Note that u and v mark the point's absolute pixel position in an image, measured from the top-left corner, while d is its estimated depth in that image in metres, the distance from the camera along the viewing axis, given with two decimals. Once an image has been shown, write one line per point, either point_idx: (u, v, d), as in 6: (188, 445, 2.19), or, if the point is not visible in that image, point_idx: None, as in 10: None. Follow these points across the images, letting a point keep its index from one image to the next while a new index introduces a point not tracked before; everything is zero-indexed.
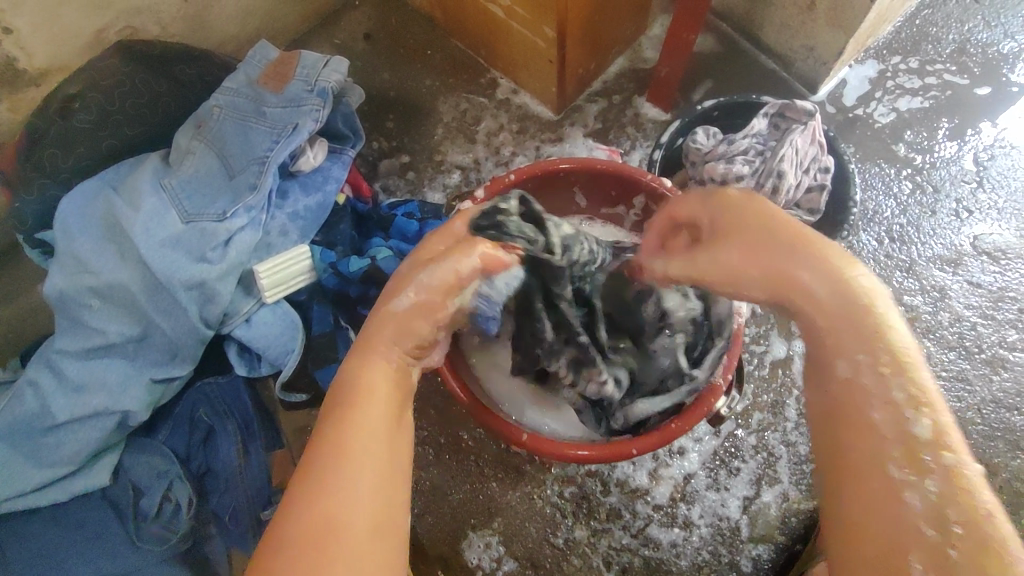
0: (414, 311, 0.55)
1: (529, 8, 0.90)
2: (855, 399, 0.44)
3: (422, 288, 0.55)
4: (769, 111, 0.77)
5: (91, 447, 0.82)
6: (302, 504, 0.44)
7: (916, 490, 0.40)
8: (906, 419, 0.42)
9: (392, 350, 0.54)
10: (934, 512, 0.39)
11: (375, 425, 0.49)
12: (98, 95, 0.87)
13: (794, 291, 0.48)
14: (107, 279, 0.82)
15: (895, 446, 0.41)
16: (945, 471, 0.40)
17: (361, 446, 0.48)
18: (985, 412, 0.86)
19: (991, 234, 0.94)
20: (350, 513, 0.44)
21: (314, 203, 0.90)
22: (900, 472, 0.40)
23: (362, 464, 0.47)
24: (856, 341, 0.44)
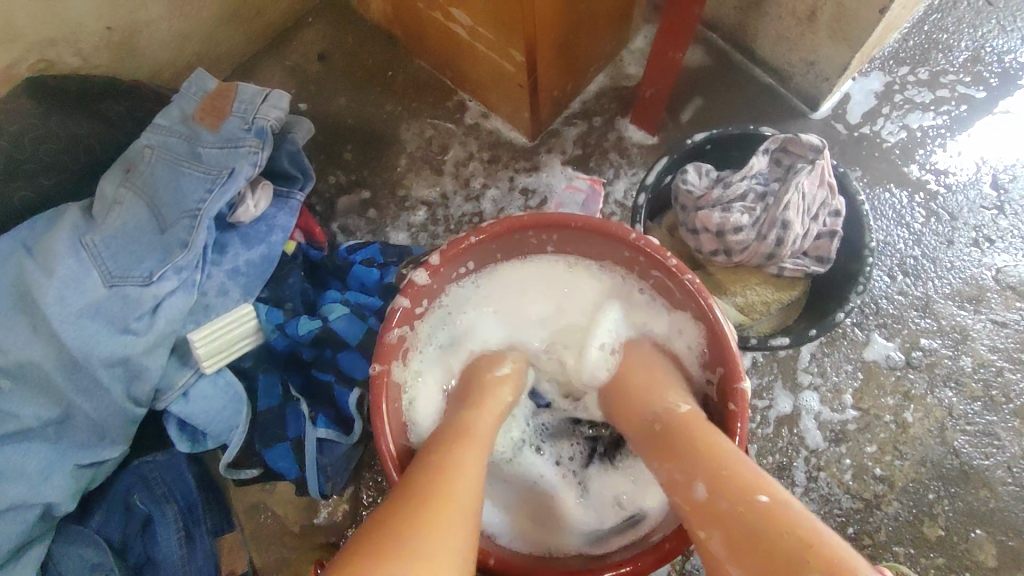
0: (490, 381, 0.63)
1: (493, 30, 0.80)
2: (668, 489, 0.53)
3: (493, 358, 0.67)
4: (770, 147, 0.67)
5: (8, 546, 0.71)
6: (410, 490, 0.49)
7: (714, 541, 0.48)
8: (688, 487, 0.51)
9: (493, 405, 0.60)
10: (731, 549, 0.46)
11: (480, 450, 0.54)
12: (5, 142, 0.76)
13: (622, 419, 0.62)
14: (17, 356, 0.71)
15: (689, 512, 0.50)
16: (731, 515, 0.47)
17: (467, 462, 0.52)
18: (1017, 471, 0.77)
19: (1015, 266, 0.85)
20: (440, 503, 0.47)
21: (257, 257, 0.80)
22: (701, 534, 0.49)
23: (465, 472, 0.51)
24: (654, 455, 0.56)
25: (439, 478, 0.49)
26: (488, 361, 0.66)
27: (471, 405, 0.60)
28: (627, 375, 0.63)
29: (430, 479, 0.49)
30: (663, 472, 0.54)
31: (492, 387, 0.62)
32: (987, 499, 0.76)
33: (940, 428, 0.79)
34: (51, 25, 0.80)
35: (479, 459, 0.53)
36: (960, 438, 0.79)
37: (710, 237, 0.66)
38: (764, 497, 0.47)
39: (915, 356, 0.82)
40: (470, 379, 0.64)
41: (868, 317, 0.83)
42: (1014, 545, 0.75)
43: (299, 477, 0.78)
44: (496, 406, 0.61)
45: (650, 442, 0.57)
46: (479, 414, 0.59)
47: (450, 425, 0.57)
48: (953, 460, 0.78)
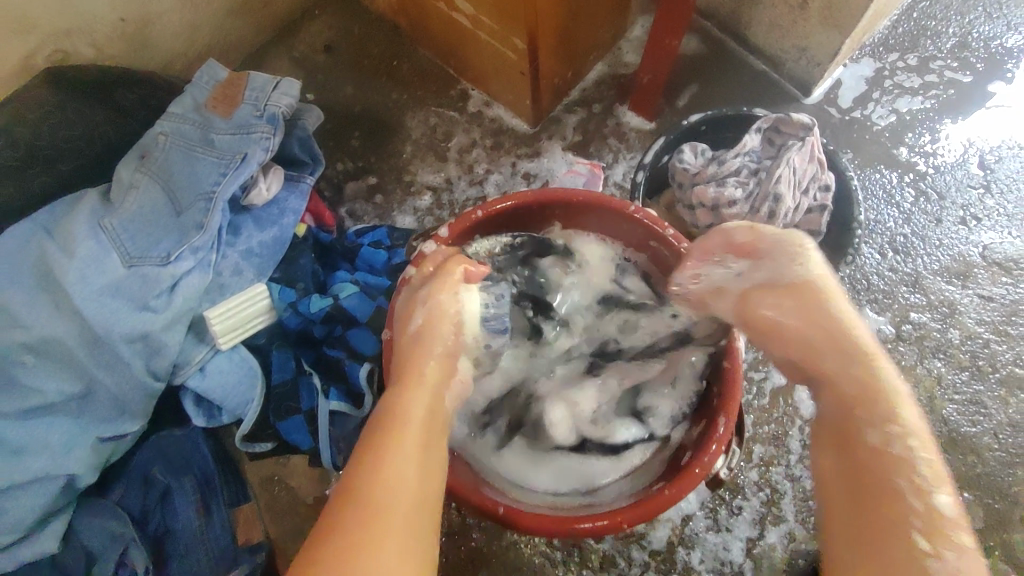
0: (431, 326, 0.59)
1: (496, 18, 0.83)
2: (882, 466, 0.48)
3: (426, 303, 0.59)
4: (762, 126, 0.70)
5: (34, 516, 0.74)
6: (344, 499, 0.46)
7: (939, 562, 0.43)
8: (930, 492, 0.46)
9: (426, 370, 0.56)
10: None
11: (418, 434, 0.51)
12: (24, 130, 0.78)
13: (829, 362, 0.54)
14: (41, 333, 0.74)
15: (920, 513, 0.45)
16: (965, 548, 0.44)
17: (405, 456, 0.49)
18: (1003, 437, 0.81)
19: (1002, 243, 0.88)
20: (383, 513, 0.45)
21: (269, 238, 0.83)
22: (925, 543, 0.44)
23: (400, 469, 0.48)
24: (886, 417, 0.49)
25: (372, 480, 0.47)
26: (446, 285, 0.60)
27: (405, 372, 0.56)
28: (832, 317, 0.55)
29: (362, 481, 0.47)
30: (897, 452, 0.48)
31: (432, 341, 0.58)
32: (974, 464, 0.80)
33: (929, 397, 0.82)
34: (65, 17, 0.82)
35: (418, 444, 0.50)
36: (949, 407, 0.82)
37: (705, 212, 0.69)
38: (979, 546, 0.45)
39: (905, 329, 0.85)
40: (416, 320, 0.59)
41: (860, 293, 0.86)
42: (999, 508, 0.78)
43: (312, 448, 0.81)
44: (434, 364, 0.57)
45: (875, 406, 0.50)
46: (415, 386, 0.55)
47: (386, 405, 0.53)
48: (942, 428, 0.81)
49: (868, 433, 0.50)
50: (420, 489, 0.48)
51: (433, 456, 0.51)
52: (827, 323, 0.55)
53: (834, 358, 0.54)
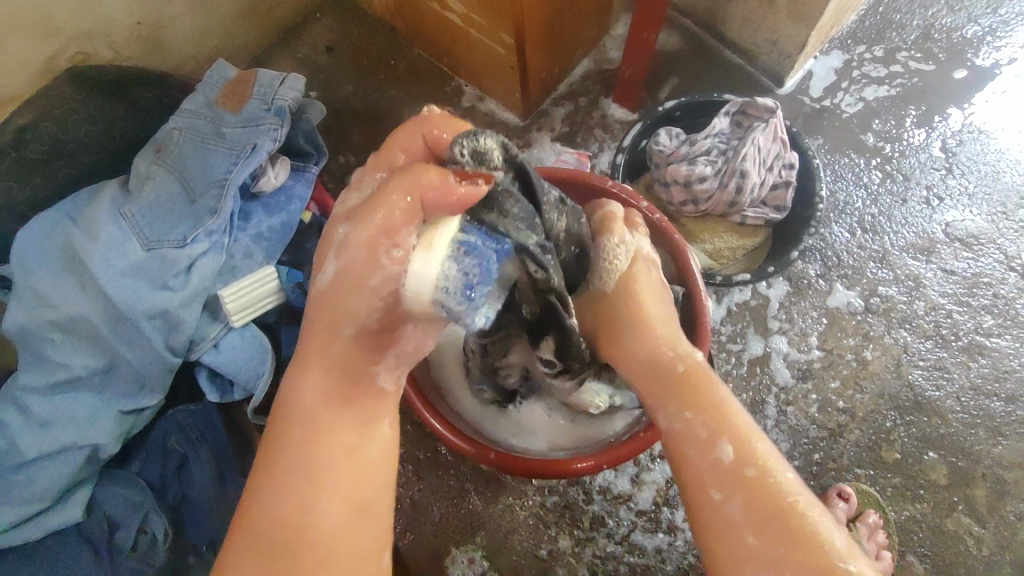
0: (347, 299, 0.51)
1: (486, 16, 0.89)
2: (676, 437, 0.56)
3: (343, 260, 0.51)
4: (732, 110, 0.77)
5: (62, 483, 0.79)
6: (259, 531, 0.50)
7: (730, 505, 0.51)
8: (711, 449, 0.54)
9: (339, 342, 0.53)
10: (748, 516, 0.50)
11: (338, 453, 0.53)
12: (52, 125, 0.84)
13: (621, 354, 0.61)
14: (68, 311, 0.80)
15: (712, 468, 0.53)
16: (752, 483, 0.51)
17: (324, 480, 0.52)
18: (964, 400, 0.86)
19: (963, 221, 0.94)
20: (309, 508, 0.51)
21: (278, 223, 0.89)
22: (717, 494, 0.52)
23: (322, 498, 0.51)
24: (670, 398, 0.57)
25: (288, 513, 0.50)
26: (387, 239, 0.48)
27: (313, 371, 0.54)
28: (635, 312, 0.61)
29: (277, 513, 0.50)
30: (683, 421, 0.56)
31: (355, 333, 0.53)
32: (938, 426, 0.85)
33: (896, 364, 0.88)
34: (88, 19, 0.89)
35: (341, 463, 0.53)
36: (915, 372, 0.87)
37: (679, 189, 0.76)
38: (784, 474, 0.52)
39: (873, 301, 0.90)
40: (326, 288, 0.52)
41: (831, 269, 0.92)
42: (963, 466, 0.84)
43: None
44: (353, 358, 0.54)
45: (664, 384, 0.58)
46: (329, 397, 0.54)
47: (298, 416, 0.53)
48: (908, 392, 0.87)
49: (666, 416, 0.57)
50: (345, 496, 0.52)
51: (358, 472, 0.53)
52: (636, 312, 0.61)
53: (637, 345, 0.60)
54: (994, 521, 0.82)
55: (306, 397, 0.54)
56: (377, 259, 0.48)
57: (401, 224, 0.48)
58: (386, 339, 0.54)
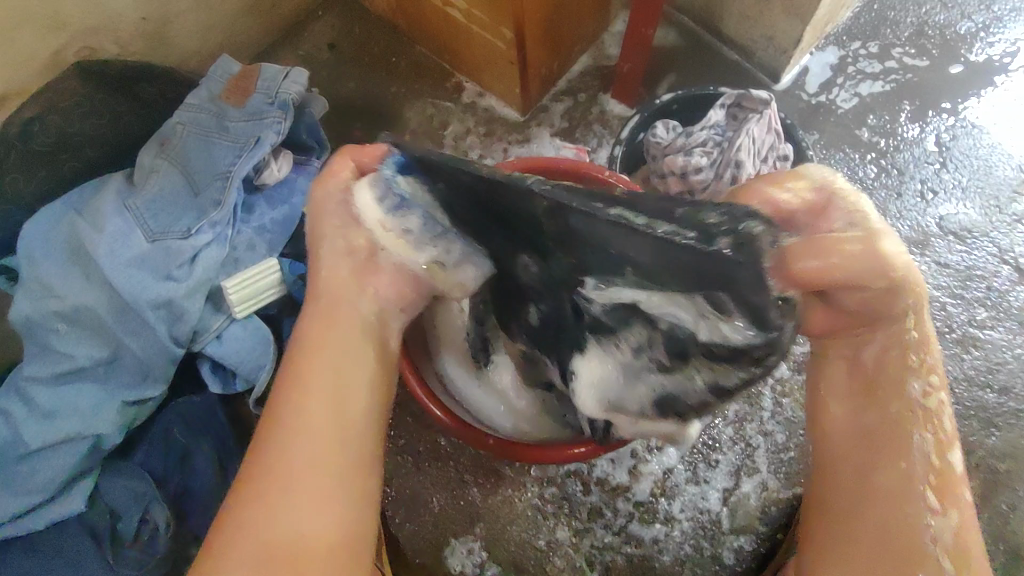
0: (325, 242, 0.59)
1: (484, 11, 0.90)
2: (895, 431, 0.52)
3: (316, 214, 0.60)
4: (726, 102, 0.79)
5: (65, 474, 0.80)
6: (250, 535, 0.47)
7: (941, 517, 0.50)
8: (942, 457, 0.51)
9: (327, 283, 0.58)
10: (950, 533, 0.49)
11: (321, 433, 0.51)
12: (58, 117, 0.86)
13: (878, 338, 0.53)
14: (73, 302, 0.81)
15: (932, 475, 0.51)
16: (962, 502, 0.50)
17: (296, 468, 0.49)
18: (958, 391, 0.87)
19: (956, 215, 0.95)
20: (304, 467, 0.50)
21: (280, 216, 0.90)
22: (931, 500, 0.50)
23: (292, 488, 0.49)
24: (902, 393, 0.52)
25: (261, 508, 0.48)
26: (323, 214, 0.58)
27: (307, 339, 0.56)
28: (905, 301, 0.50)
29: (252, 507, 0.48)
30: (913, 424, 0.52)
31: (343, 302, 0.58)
32: None
33: None
34: (94, 15, 0.90)
35: (313, 446, 0.50)
36: None
37: (676, 180, 0.77)
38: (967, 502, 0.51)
39: None
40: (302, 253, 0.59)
41: None
42: None
43: None
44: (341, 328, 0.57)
45: (899, 381, 0.52)
46: (319, 370, 0.54)
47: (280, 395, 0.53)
48: None
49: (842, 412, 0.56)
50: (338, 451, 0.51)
51: (344, 456, 0.51)
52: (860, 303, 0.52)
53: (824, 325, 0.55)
54: (987, 511, 0.83)
55: (291, 374, 0.54)
56: (337, 200, 0.58)
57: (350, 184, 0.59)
58: (367, 275, 0.59)
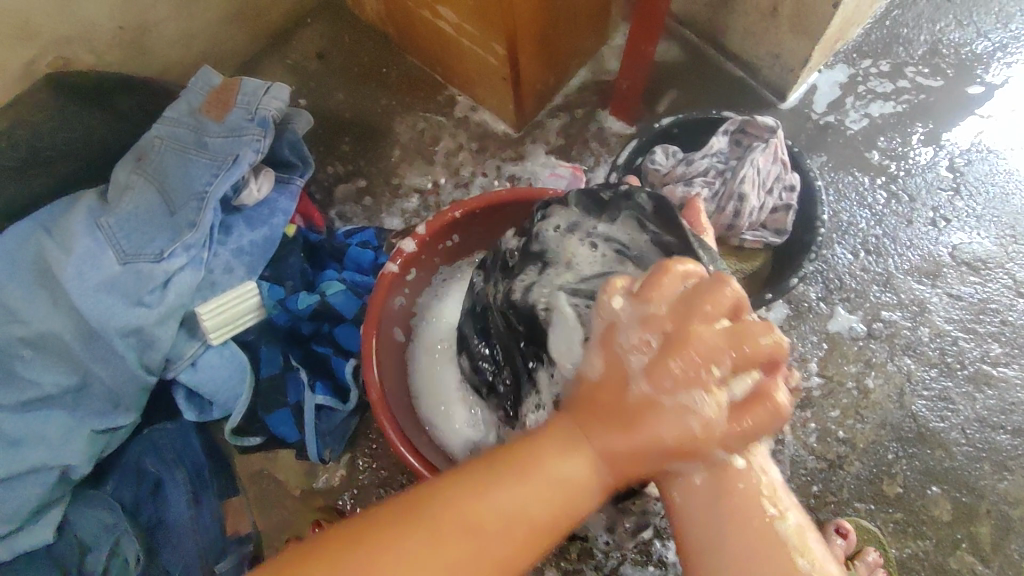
0: (667, 418, 0.43)
1: (477, 26, 0.87)
2: None
3: (726, 344, 0.43)
4: (731, 128, 0.78)
5: (31, 506, 0.76)
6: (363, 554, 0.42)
7: None
8: None
9: (614, 438, 0.45)
10: None
11: (486, 539, 0.43)
12: (25, 132, 0.80)
13: None
14: (39, 328, 0.77)
15: None
16: None
17: (427, 568, 0.42)
18: (969, 432, 0.83)
19: (970, 244, 0.90)
20: (444, 559, 0.42)
21: (260, 238, 0.86)
22: None
23: (398, 567, 0.42)
24: None
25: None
26: (715, 302, 0.43)
27: (574, 449, 0.45)
28: None
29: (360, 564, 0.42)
30: None
31: (626, 458, 0.45)
32: (942, 459, 0.82)
33: (899, 394, 0.84)
34: (67, 24, 0.86)
35: (457, 573, 0.42)
36: (918, 402, 0.84)
37: None
38: None
39: (876, 327, 0.87)
40: (619, 311, 0.46)
41: (833, 292, 0.88)
42: (968, 501, 0.80)
43: (299, 440, 0.85)
44: (591, 461, 0.45)
45: None
46: (541, 507, 0.44)
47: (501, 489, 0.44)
48: (911, 423, 0.83)
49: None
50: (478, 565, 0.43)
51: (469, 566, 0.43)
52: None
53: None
54: (999, 560, 0.78)
55: (523, 469, 0.45)
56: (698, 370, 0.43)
57: (726, 348, 0.43)
58: (692, 453, 0.45)
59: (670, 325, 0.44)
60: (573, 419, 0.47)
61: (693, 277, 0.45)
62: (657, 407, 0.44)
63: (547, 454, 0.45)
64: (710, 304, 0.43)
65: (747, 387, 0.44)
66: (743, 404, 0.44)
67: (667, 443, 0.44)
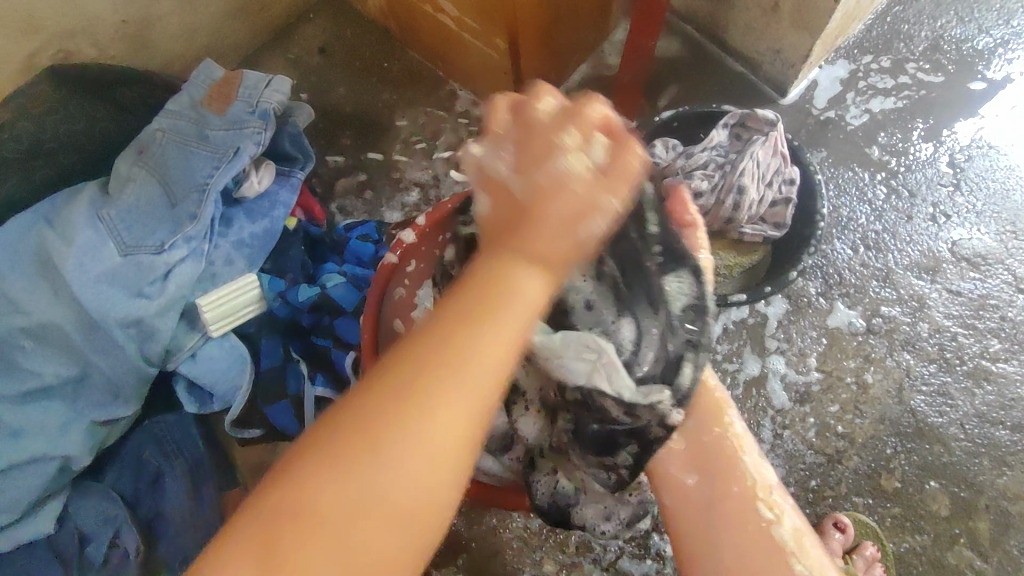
0: (555, 200, 0.44)
1: (479, 20, 0.87)
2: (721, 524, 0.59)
3: (563, 116, 0.46)
4: (731, 122, 0.78)
5: (32, 496, 0.76)
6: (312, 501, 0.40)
7: None
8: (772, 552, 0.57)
9: (521, 260, 0.44)
10: None
11: (440, 424, 0.42)
12: (29, 124, 0.81)
13: (722, 464, 0.62)
14: (40, 318, 0.77)
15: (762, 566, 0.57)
16: None
17: (423, 442, 0.41)
18: (968, 427, 0.83)
19: (970, 240, 0.90)
20: (409, 445, 0.41)
21: (261, 230, 0.87)
22: None
23: (364, 486, 0.41)
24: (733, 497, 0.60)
25: (358, 459, 0.41)
26: (584, 115, 0.46)
27: (502, 267, 0.44)
28: (732, 455, 0.62)
29: (344, 445, 0.41)
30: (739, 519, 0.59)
31: (554, 249, 0.44)
32: (941, 454, 0.82)
33: (898, 389, 0.84)
34: (69, 16, 0.86)
35: (457, 441, 0.42)
36: (916, 398, 0.84)
37: None
38: None
39: (875, 322, 0.87)
40: (481, 158, 0.47)
41: (832, 287, 0.89)
42: (966, 496, 0.80)
43: (298, 432, 0.85)
44: (543, 271, 0.44)
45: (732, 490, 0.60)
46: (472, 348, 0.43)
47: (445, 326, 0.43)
48: (910, 418, 0.83)
49: (699, 532, 0.60)
50: (443, 434, 0.42)
51: (442, 440, 0.42)
52: (701, 433, 0.63)
53: (677, 459, 0.62)
54: (997, 555, 0.78)
55: (444, 327, 0.43)
56: (550, 154, 0.44)
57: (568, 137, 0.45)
58: (552, 179, 0.44)
59: (525, 141, 0.46)
60: (488, 245, 0.46)
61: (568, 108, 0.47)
62: (552, 192, 0.44)
63: (478, 293, 0.44)
64: (573, 128, 0.45)
65: (604, 145, 0.45)
66: (610, 164, 0.45)
67: (574, 223, 0.44)
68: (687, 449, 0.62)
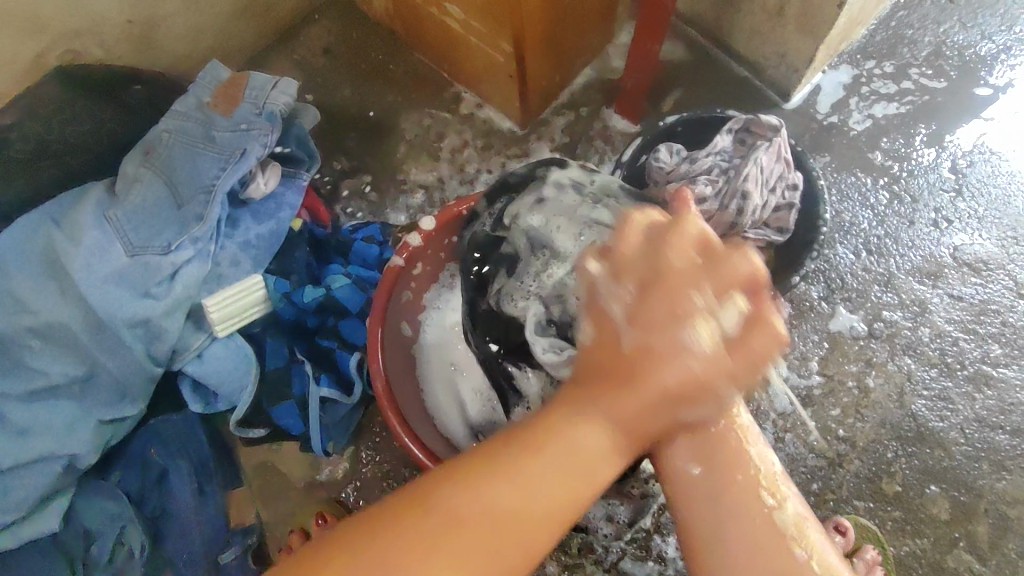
0: (664, 373, 0.46)
1: (484, 23, 0.87)
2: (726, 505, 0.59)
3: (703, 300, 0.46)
4: (734, 127, 0.79)
5: (38, 495, 0.76)
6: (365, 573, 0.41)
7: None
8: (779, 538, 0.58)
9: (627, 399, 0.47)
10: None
11: (520, 504, 0.45)
12: (36, 125, 0.82)
13: (726, 451, 0.61)
14: (47, 318, 0.78)
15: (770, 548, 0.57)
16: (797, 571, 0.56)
17: (495, 533, 0.44)
18: (968, 432, 0.83)
19: (972, 245, 0.91)
20: (483, 530, 0.44)
21: (266, 231, 0.88)
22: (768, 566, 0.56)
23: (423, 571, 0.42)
24: (738, 484, 0.59)
25: (466, 509, 0.44)
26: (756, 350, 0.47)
27: (586, 417, 0.47)
28: (737, 444, 0.61)
29: (449, 505, 0.44)
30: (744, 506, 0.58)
31: (635, 409, 0.47)
32: (941, 458, 0.82)
33: (899, 393, 0.85)
34: (77, 17, 0.87)
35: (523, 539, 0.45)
36: (917, 401, 0.85)
37: None
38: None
39: (877, 327, 0.87)
40: (598, 278, 0.50)
41: (833, 292, 0.89)
42: (966, 500, 0.81)
43: (303, 432, 0.86)
44: (606, 430, 0.47)
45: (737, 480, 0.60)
46: (559, 464, 0.46)
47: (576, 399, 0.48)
48: (911, 422, 0.84)
49: (704, 520, 0.58)
50: (517, 531, 0.45)
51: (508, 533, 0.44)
52: (708, 425, 0.61)
53: (683, 451, 0.60)
54: (996, 559, 0.79)
55: (536, 437, 0.47)
56: (656, 322, 0.46)
57: (752, 336, 0.47)
58: (629, 373, 0.47)
59: (653, 280, 0.47)
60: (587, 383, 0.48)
61: (657, 228, 0.50)
62: (648, 373, 0.46)
63: (564, 421, 0.47)
64: (675, 253, 0.47)
65: (739, 316, 0.46)
66: (739, 339, 0.47)
67: (675, 388, 0.46)
68: (692, 435, 0.60)
